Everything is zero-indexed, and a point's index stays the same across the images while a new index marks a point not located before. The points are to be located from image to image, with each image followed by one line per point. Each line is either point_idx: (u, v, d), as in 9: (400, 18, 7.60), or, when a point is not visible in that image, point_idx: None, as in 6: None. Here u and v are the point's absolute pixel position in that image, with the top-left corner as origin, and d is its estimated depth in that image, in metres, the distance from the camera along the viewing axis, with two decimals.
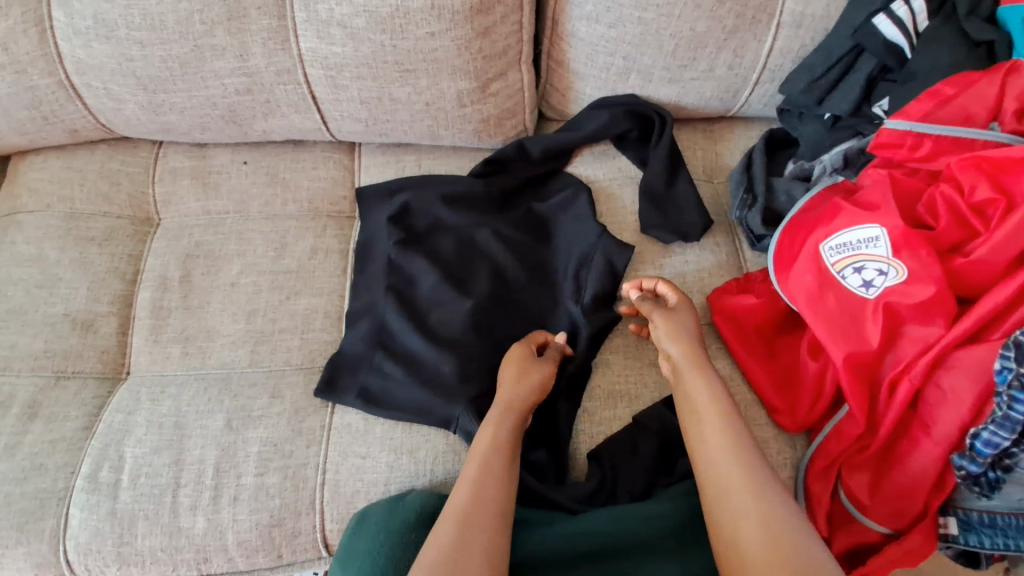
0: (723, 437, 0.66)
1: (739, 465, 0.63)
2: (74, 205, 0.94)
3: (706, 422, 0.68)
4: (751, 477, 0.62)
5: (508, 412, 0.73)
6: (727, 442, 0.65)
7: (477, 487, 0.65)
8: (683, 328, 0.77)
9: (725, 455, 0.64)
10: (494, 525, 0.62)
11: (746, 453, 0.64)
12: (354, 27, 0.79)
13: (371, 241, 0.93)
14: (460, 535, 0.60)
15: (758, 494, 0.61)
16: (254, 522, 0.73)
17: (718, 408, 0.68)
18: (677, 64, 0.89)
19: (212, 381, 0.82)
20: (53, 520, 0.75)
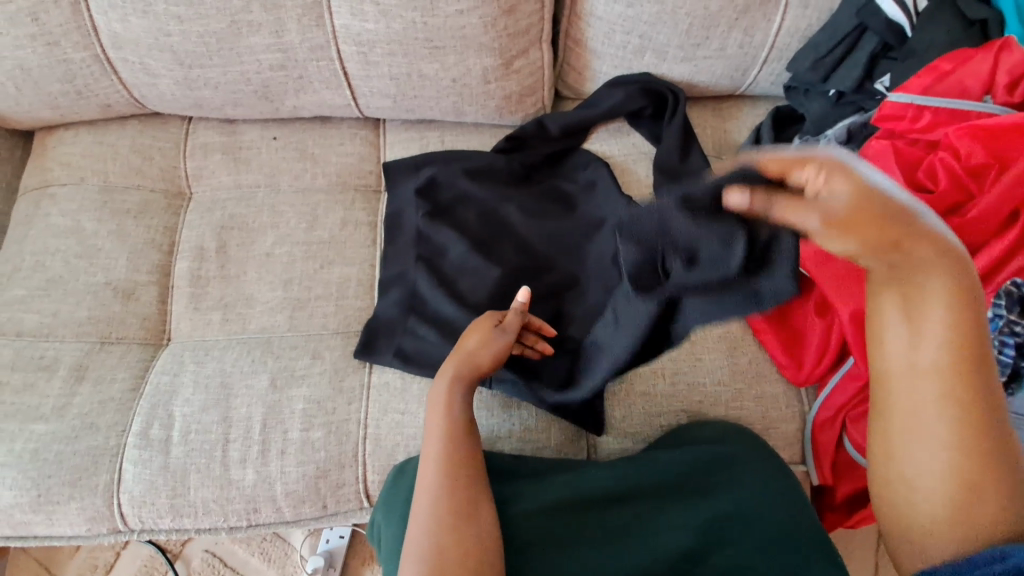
0: (937, 405, 0.52)
1: (954, 415, 0.52)
2: (108, 179, 0.97)
3: (909, 384, 0.54)
4: (962, 431, 0.51)
5: (465, 380, 0.75)
6: (928, 405, 0.53)
7: (447, 441, 0.70)
8: (857, 180, 0.49)
9: (942, 420, 0.52)
10: (468, 469, 0.68)
11: (970, 385, 0.52)
12: (386, 4, 0.83)
13: (399, 213, 0.97)
14: (445, 486, 0.66)
15: (962, 438, 0.51)
16: (302, 474, 0.78)
17: (937, 373, 0.52)
18: (691, 43, 0.93)
19: (254, 345, 0.86)
20: (106, 476, 0.78)
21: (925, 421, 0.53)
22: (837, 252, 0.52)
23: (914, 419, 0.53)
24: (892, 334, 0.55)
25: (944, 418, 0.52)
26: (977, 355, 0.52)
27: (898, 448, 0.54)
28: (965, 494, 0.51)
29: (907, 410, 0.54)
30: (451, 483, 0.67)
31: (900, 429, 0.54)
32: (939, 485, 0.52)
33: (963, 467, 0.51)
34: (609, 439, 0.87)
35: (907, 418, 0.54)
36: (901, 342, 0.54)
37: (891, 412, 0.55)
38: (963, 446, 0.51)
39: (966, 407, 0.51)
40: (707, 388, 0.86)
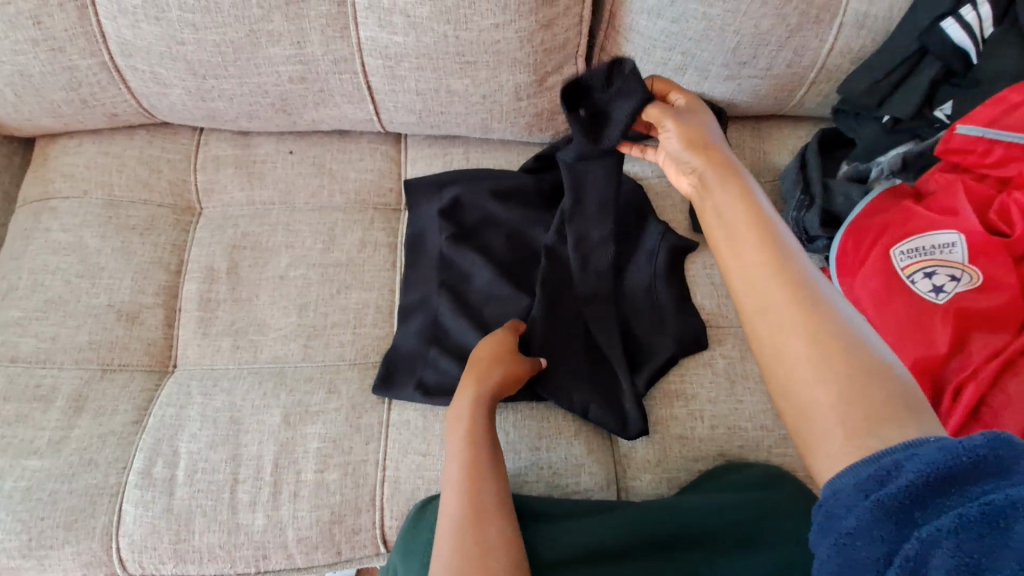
0: (803, 324, 0.40)
1: (810, 328, 0.40)
2: (113, 192, 0.91)
3: (781, 258, 0.43)
4: (820, 333, 0.40)
5: (479, 406, 0.71)
6: (813, 282, 0.42)
7: (467, 475, 0.66)
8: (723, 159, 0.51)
9: (795, 337, 0.40)
10: (491, 502, 0.65)
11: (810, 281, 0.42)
12: (417, 16, 0.77)
13: (422, 235, 0.92)
14: (471, 524, 0.63)
15: (823, 340, 0.40)
16: (315, 519, 0.73)
17: (788, 285, 0.42)
18: (737, 62, 0.87)
19: (266, 375, 0.80)
20: (105, 517, 0.73)
21: (776, 291, 0.42)
22: (720, 176, 0.50)
23: (779, 343, 0.41)
24: (724, 247, 0.46)
25: (851, 345, 0.40)
26: (793, 273, 0.43)
27: (758, 327, 0.42)
28: (841, 422, 0.37)
29: (772, 359, 0.41)
30: (476, 520, 0.63)
31: (756, 323, 0.42)
32: (829, 425, 0.37)
33: (862, 390, 0.38)
34: (642, 483, 0.80)
35: (752, 295, 0.43)
36: (735, 248, 0.45)
37: (777, 337, 0.41)
38: (851, 371, 0.38)
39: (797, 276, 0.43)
40: (749, 433, 0.80)
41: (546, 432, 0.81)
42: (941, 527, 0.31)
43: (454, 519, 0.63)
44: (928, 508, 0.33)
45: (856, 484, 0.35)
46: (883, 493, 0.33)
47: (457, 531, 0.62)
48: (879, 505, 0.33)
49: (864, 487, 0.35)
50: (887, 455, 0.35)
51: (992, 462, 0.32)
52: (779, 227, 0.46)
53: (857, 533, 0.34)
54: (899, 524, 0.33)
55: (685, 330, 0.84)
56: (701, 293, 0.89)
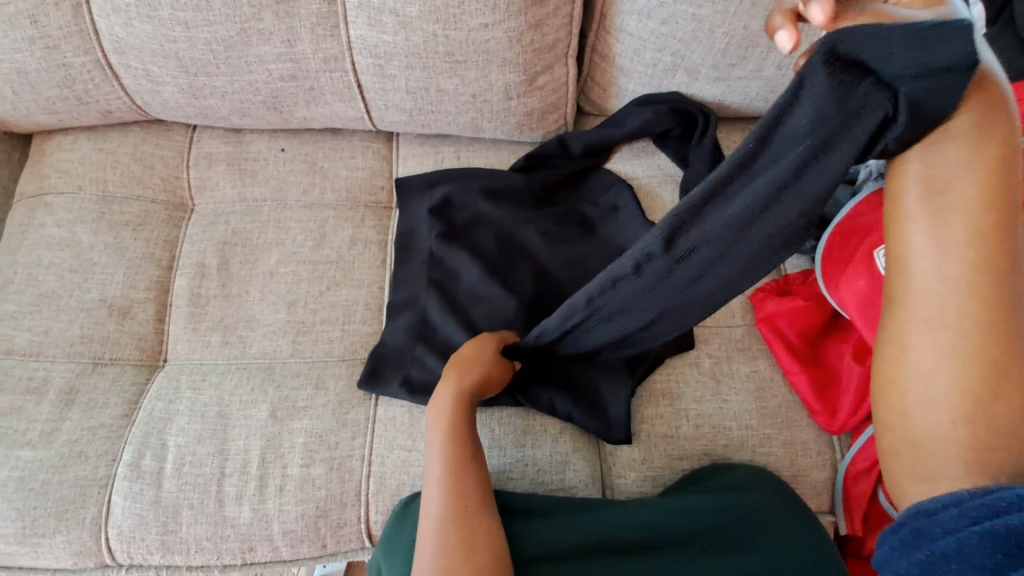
0: (979, 343, 0.41)
1: (976, 363, 0.41)
2: (107, 187, 0.92)
3: (990, 270, 0.40)
4: (970, 364, 0.41)
5: (459, 409, 0.71)
6: (1000, 306, 0.40)
7: (450, 474, 0.67)
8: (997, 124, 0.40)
9: (949, 361, 0.41)
10: (474, 503, 0.65)
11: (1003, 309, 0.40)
12: (406, 15, 0.78)
13: (411, 232, 0.92)
14: (452, 522, 0.63)
15: (972, 374, 0.41)
16: (301, 513, 0.73)
17: (982, 301, 0.40)
18: (726, 63, 0.88)
19: (255, 371, 0.81)
20: (94, 509, 0.73)
21: (956, 313, 0.41)
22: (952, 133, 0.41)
23: (929, 360, 0.42)
24: (912, 232, 0.42)
25: (1021, 378, 0.41)
26: (1004, 290, 0.41)
27: (913, 332, 0.42)
28: (964, 445, 0.41)
29: (913, 365, 0.43)
30: (458, 520, 0.63)
31: (912, 324, 0.43)
32: (946, 440, 0.42)
33: (1001, 418, 0.40)
34: (628, 481, 0.80)
35: (926, 302, 0.42)
36: (925, 231, 0.41)
37: (949, 353, 0.41)
38: (994, 398, 0.41)
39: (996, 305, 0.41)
40: (734, 432, 0.81)
41: (533, 429, 0.81)
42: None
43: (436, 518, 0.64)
44: None
45: (962, 508, 0.40)
46: (997, 523, 0.38)
47: (439, 530, 0.63)
48: (989, 536, 0.38)
49: (972, 514, 0.40)
50: (1008, 491, 0.39)
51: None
52: (1010, 232, 0.41)
53: (955, 556, 0.40)
54: (1009, 559, 0.37)
55: None
56: None
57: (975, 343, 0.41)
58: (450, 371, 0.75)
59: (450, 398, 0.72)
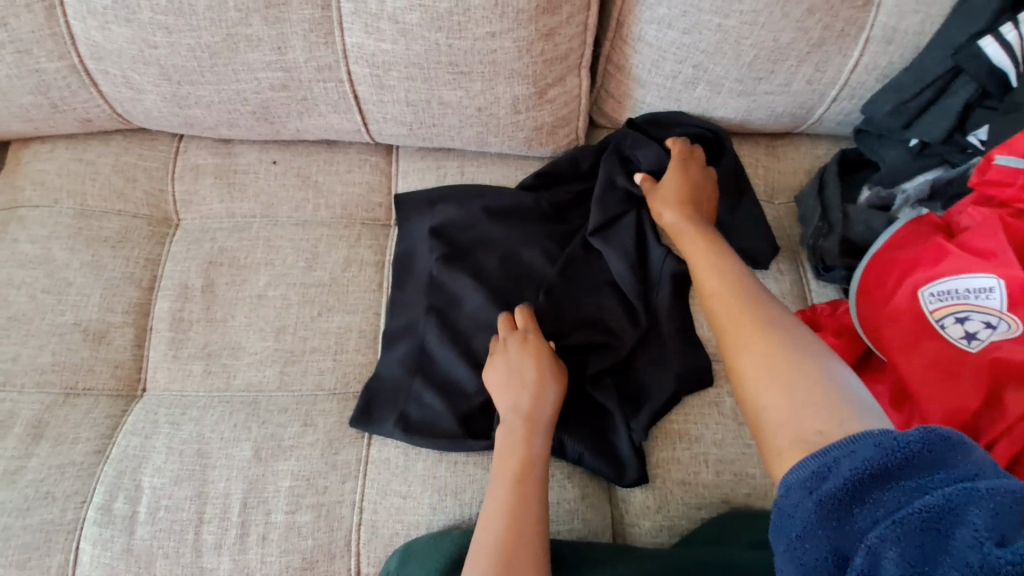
0: (755, 340, 0.54)
1: (765, 353, 0.52)
2: (85, 201, 0.86)
3: (748, 306, 0.59)
4: (772, 356, 0.51)
5: (534, 421, 0.69)
6: (758, 308, 0.58)
7: (517, 494, 0.63)
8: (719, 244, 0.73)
9: (749, 353, 0.53)
10: (537, 530, 0.61)
11: (770, 325, 0.55)
12: (406, 22, 0.72)
13: (410, 254, 0.86)
14: (507, 550, 0.58)
15: (772, 364, 0.51)
16: (285, 565, 0.67)
17: (745, 316, 0.57)
18: (753, 77, 0.81)
19: (239, 405, 0.75)
20: (60, 556, 0.68)
21: (736, 315, 0.58)
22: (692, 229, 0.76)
23: (741, 355, 0.54)
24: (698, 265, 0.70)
25: (807, 366, 0.49)
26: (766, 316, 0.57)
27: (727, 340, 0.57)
28: (789, 424, 0.46)
29: (736, 363, 0.54)
30: (518, 546, 0.59)
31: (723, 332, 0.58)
32: (780, 421, 0.47)
33: (801, 391, 0.47)
34: (641, 530, 0.74)
35: (716, 307, 0.62)
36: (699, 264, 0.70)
37: (736, 350, 0.55)
38: (789, 376, 0.49)
39: (759, 315, 0.57)
40: (757, 480, 0.74)
41: None
42: (880, 534, 0.36)
43: (494, 542, 0.59)
44: (865, 505, 0.37)
45: (802, 482, 0.41)
46: (824, 492, 0.39)
47: (495, 554, 0.58)
48: (821, 505, 0.39)
49: (808, 485, 0.40)
50: (827, 454, 0.41)
51: (925, 457, 0.37)
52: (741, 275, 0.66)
53: (806, 536, 0.39)
54: (840, 520, 0.38)
55: (691, 367, 0.78)
56: (706, 324, 0.83)
57: (760, 338, 0.54)
58: (500, 360, 0.73)
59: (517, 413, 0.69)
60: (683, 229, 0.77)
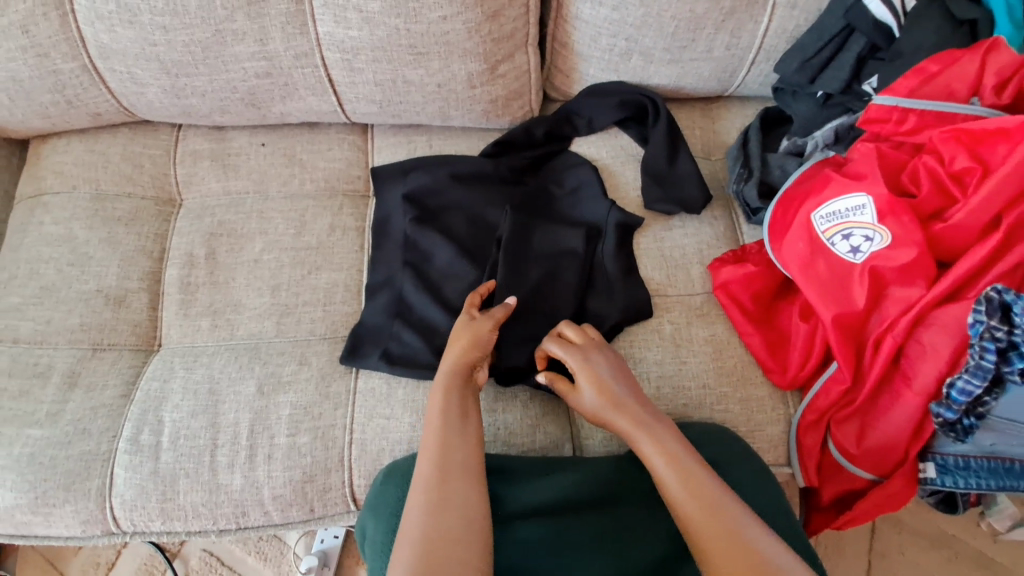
0: (706, 518, 0.61)
1: (710, 516, 0.61)
2: (100, 186, 0.98)
3: (699, 489, 0.63)
4: (715, 516, 0.61)
5: (450, 386, 0.73)
6: (704, 482, 0.64)
7: (442, 447, 0.67)
8: (647, 408, 0.73)
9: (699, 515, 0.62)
10: (457, 495, 0.63)
11: (708, 495, 0.63)
12: (369, 11, 0.83)
13: (386, 219, 0.97)
14: (432, 516, 0.61)
15: (719, 527, 0.60)
16: (288, 478, 0.79)
17: (703, 503, 0.62)
18: (678, 45, 0.92)
19: (242, 351, 0.87)
20: (99, 480, 0.80)
21: (685, 497, 0.63)
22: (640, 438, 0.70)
23: (693, 523, 0.61)
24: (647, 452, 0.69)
25: (738, 517, 0.61)
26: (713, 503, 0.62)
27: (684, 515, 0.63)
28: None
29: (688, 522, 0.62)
30: (442, 512, 0.62)
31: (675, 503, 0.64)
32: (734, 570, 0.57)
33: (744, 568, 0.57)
34: (595, 441, 0.86)
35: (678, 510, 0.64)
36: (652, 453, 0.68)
37: (686, 512, 0.62)
38: (740, 557, 0.58)
39: (707, 497, 0.63)
40: (693, 392, 0.85)
41: (503, 396, 0.86)
42: None
43: (420, 515, 0.62)
44: None
45: None
46: None
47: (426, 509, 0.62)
48: None
49: None
50: None
51: None
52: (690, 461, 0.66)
53: None
54: None
55: (633, 300, 0.89)
56: (649, 264, 0.94)
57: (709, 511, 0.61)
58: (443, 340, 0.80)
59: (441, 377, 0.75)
60: (603, 409, 0.74)
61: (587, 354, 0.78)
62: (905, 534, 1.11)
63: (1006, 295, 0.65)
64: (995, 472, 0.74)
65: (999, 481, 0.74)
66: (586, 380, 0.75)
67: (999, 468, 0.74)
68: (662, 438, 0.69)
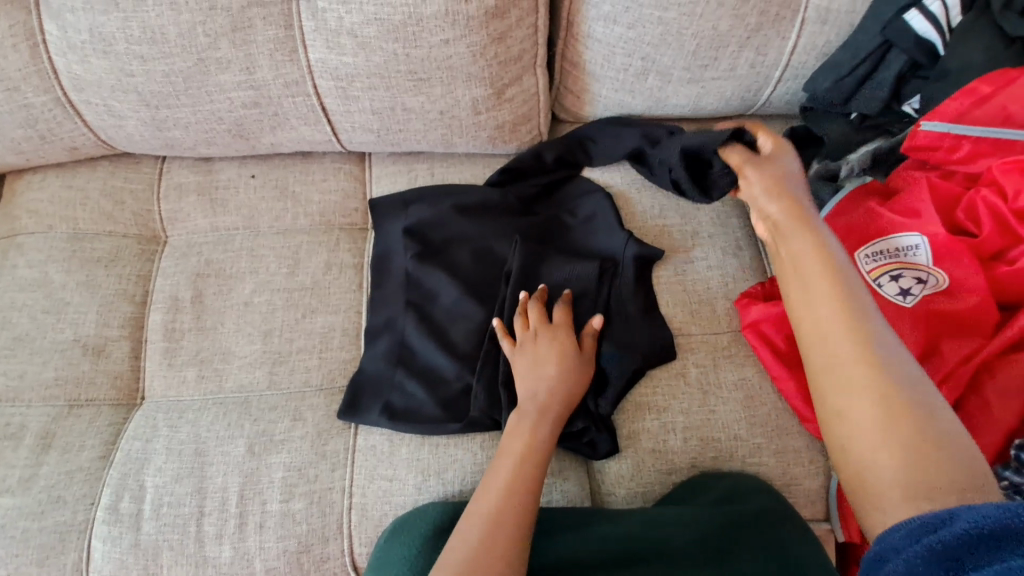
0: (866, 370, 0.48)
1: (878, 391, 0.46)
2: (78, 225, 0.91)
3: (880, 368, 0.48)
4: (891, 409, 0.45)
5: (546, 412, 0.72)
6: (896, 376, 0.47)
7: (507, 486, 0.64)
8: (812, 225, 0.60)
9: (864, 402, 0.46)
10: (525, 520, 0.62)
11: (887, 374, 0.47)
12: (364, 36, 0.76)
13: (386, 255, 0.90)
14: (488, 529, 0.60)
15: (894, 430, 0.44)
16: (282, 550, 0.72)
17: (875, 384, 0.47)
18: (698, 65, 0.85)
19: (231, 405, 0.80)
20: (75, 553, 0.73)
21: (849, 356, 0.49)
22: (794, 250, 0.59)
23: (836, 362, 0.49)
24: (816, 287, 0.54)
25: (926, 430, 0.44)
26: (907, 399, 0.46)
27: (841, 391, 0.48)
28: (909, 495, 0.42)
29: (840, 392, 0.48)
30: (505, 538, 0.59)
31: (829, 376, 0.50)
32: (895, 480, 0.43)
33: (920, 469, 0.42)
34: (617, 498, 0.79)
35: (824, 356, 0.51)
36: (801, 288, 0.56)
37: (834, 385, 0.49)
38: (922, 461, 0.43)
39: (881, 379, 0.47)
40: (723, 443, 0.78)
41: None
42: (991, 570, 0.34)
43: (472, 542, 0.59)
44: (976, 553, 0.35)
45: (907, 529, 0.39)
46: (935, 540, 0.37)
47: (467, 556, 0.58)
48: (931, 551, 0.37)
49: (915, 534, 0.38)
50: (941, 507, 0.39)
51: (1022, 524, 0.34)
52: (868, 315, 0.51)
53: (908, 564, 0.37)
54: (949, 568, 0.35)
55: (656, 342, 0.82)
56: (671, 302, 0.86)
57: (874, 383, 0.47)
58: (529, 366, 0.75)
59: (529, 406, 0.72)
60: (788, 227, 0.61)
61: (773, 171, 0.67)
62: None
63: None
64: None
65: None
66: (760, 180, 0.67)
67: None
68: (837, 283, 0.54)
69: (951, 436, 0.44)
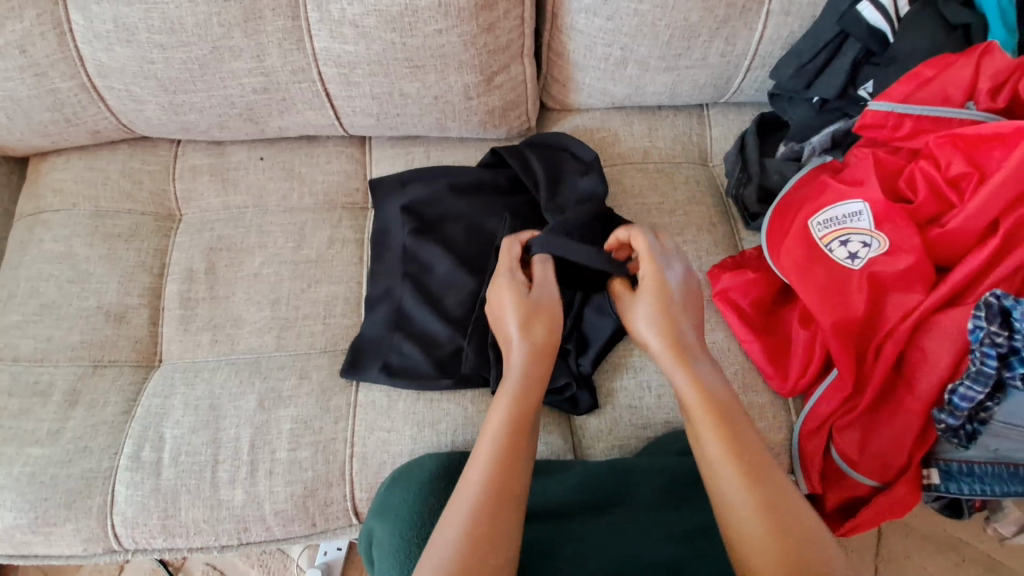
0: (737, 475, 0.56)
1: (748, 489, 0.55)
2: (99, 203, 0.98)
3: (749, 468, 0.56)
4: (758, 503, 0.54)
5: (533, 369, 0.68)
6: (762, 477, 0.55)
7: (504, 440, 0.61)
8: (699, 347, 0.67)
9: (740, 498, 0.54)
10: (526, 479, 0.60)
11: (753, 473, 0.56)
12: (365, 26, 0.84)
13: (385, 230, 0.97)
14: (493, 483, 0.58)
15: (768, 523, 0.52)
16: (290, 493, 0.79)
17: (742, 485, 0.55)
18: (673, 54, 0.93)
19: (242, 365, 0.87)
20: (100, 497, 0.80)
21: (721, 461, 0.57)
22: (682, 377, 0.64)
23: (715, 470, 0.57)
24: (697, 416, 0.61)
25: (790, 523, 0.52)
26: (769, 494, 0.54)
27: (719, 498, 0.56)
28: None
29: (721, 497, 0.56)
30: (506, 495, 0.58)
31: (711, 483, 0.57)
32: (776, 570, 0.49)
33: (790, 554, 0.50)
34: (596, 451, 0.85)
35: (708, 470, 0.58)
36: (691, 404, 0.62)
37: (718, 491, 0.56)
38: (788, 545, 0.50)
39: (749, 475, 0.56)
40: None
41: None
42: None
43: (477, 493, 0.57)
44: None
45: None
46: None
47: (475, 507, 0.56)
48: None
49: None
50: None
51: None
52: (736, 422, 0.60)
53: None
54: None
55: None
56: None
57: (743, 482, 0.55)
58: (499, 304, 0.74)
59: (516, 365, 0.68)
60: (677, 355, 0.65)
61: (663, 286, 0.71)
62: (912, 540, 1.10)
63: (1005, 300, 0.64)
64: (999, 477, 0.73)
65: (1004, 486, 0.73)
66: (651, 293, 0.70)
67: (1003, 473, 0.73)
68: (711, 399, 0.61)
69: (810, 525, 0.52)
